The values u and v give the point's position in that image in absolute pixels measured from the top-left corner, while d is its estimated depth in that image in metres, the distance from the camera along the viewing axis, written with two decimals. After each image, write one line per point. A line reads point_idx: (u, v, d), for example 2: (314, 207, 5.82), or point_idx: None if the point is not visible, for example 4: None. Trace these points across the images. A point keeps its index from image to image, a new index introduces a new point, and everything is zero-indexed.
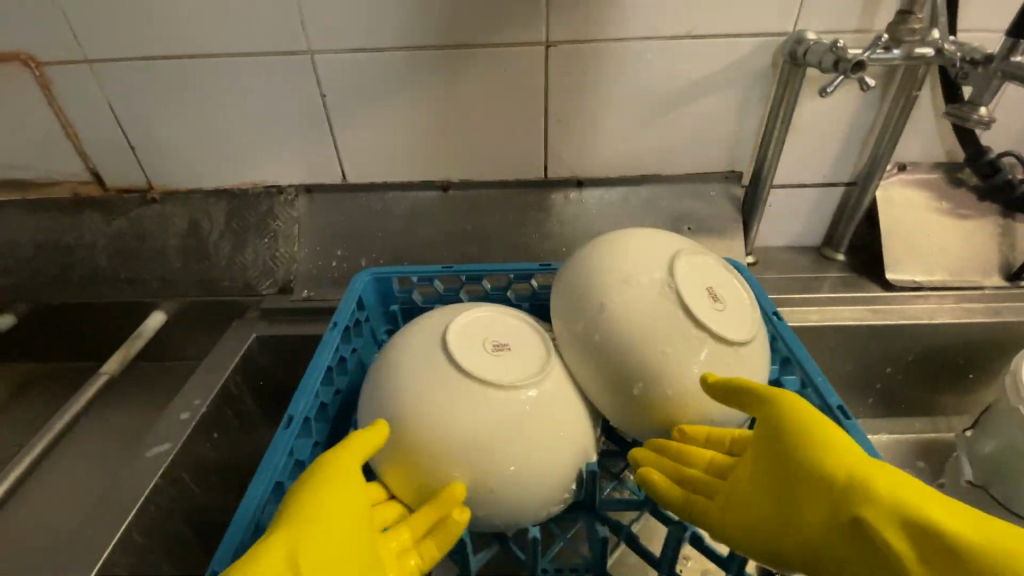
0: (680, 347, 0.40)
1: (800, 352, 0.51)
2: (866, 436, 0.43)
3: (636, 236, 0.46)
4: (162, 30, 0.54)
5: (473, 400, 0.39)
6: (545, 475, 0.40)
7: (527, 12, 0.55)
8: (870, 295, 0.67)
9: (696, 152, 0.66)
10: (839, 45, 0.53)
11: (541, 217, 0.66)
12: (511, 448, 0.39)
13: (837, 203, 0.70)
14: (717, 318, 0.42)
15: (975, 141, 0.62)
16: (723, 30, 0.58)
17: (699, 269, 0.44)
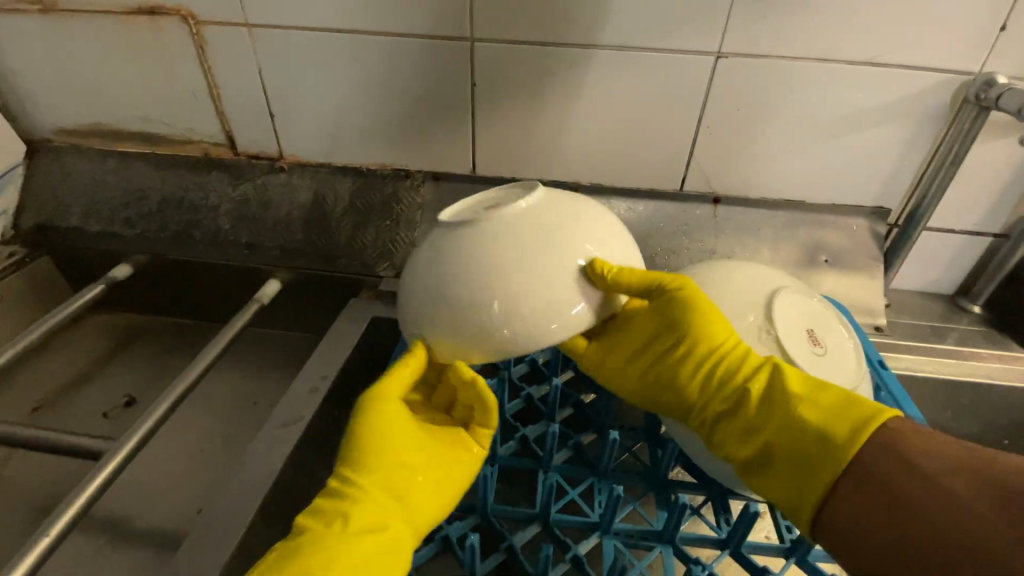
0: None
1: (909, 407, 0.46)
2: None
3: (734, 271, 0.47)
4: (321, 7, 0.59)
5: (535, 267, 0.38)
6: (536, 274, 0.38)
7: (697, 22, 0.55)
8: (1012, 354, 0.62)
9: (839, 185, 0.63)
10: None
11: (665, 227, 0.65)
12: (497, 242, 0.38)
13: (981, 254, 0.65)
14: (820, 360, 0.42)
15: None
16: (896, 59, 0.54)
17: (810, 310, 0.44)
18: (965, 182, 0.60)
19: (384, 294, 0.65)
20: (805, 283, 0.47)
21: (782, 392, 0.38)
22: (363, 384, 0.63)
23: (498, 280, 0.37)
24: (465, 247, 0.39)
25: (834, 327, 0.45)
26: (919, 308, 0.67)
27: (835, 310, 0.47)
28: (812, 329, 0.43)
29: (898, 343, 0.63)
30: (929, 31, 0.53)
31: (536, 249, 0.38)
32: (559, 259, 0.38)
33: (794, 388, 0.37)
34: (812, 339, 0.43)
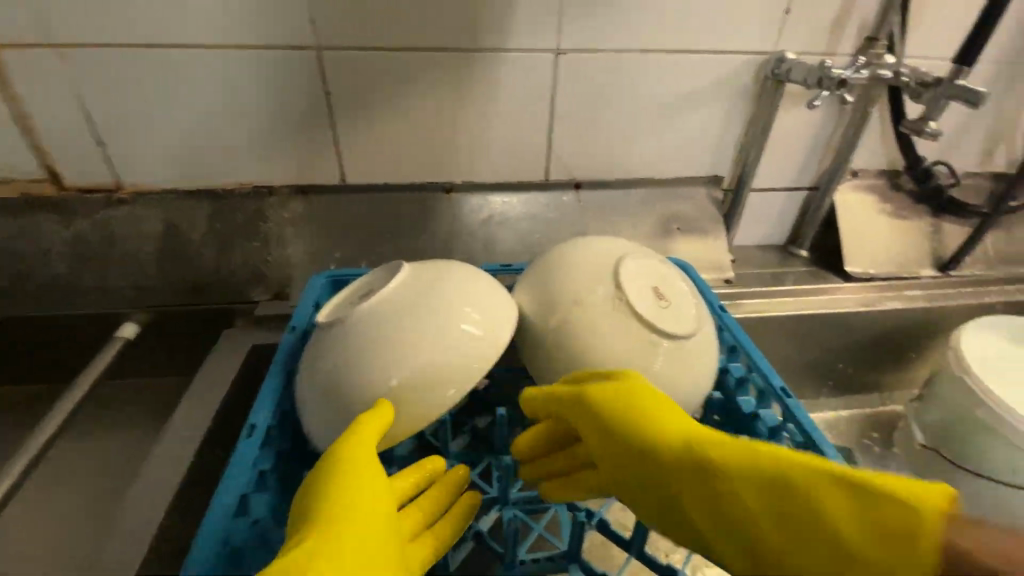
0: (641, 350, 0.46)
1: (744, 340, 0.54)
2: (804, 412, 0.46)
3: (580, 249, 0.51)
4: (142, 22, 0.55)
5: (430, 362, 0.41)
6: (434, 365, 0.41)
7: (534, 20, 0.58)
8: (832, 285, 0.73)
9: (680, 159, 0.70)
10: (823, 66, 0.58)
11: (537, 215, 0.69)
12: (383, 359, 0.41)
13: (798, 207, 0.76)
14: (665, 311, 0.47)
15: (915, 152, 0.70)
16: (708, 46, 0.62)
17: (650, 270, 0.50)
18: (778, 147, 0.70)
19: (262, 320, 0.62)
20: (639, 246, 0.53)
21: (786, 503, 0.32)
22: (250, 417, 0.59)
23: (405, 388, 0.41)
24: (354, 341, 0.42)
25: (674, 280, 0.51)
26: (760, 260, 0.78)
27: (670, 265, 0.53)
28: (656, 286, 0.49)
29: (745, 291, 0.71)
30: (728, 19, 0.61)
31: (430, 330, 0.42)
32: (447, 342, 0.42)
33: (795, 493, 0.32)
34: (657, 295, 0.48)
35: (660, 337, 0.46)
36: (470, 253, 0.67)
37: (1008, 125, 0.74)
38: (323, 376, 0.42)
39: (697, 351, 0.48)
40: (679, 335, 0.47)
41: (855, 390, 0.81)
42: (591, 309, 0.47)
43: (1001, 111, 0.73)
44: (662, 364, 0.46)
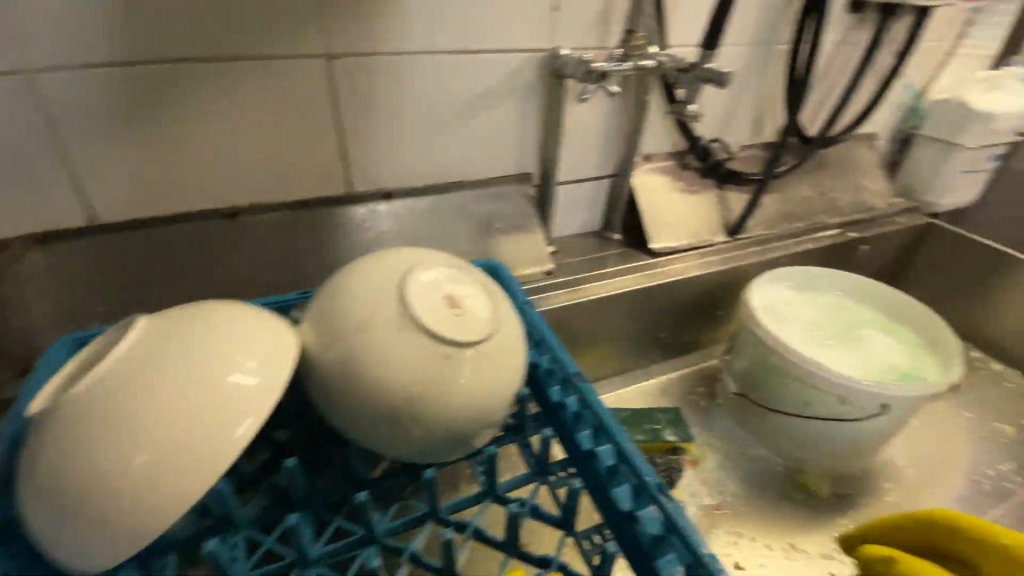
0: (435, 364, 0.45)
1: (547, 334, 0.57)
2: (595, 393, 0.51)
3: (370, 268, 0.49)
4: None
5: (186, 424, 0.36)
6: (191, 426, 0.36)
7: (291, 26, 0.53)
8: (644, 262, 0.79)
9: (487, 159, 0.70)
10: (583, 57, 0.59)
11: (345, 231, 0.65)
12: (123, 432, 0.35)
13: (606, 192, 0.81)
14: (459, 319, 0.47)
15: (692, 134, 0.78)
16: (487, 46, 0.62)
17: (444, 277, 0.49)
18: (575, 138, 0.73)
19: (12, 403, 0.53)
20: (433, 255, 0.52)
21: None
22: None
23: (154, 460, 0.35)
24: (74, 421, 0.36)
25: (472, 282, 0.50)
26: (579, 247, 0.82)
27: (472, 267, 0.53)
28: (451, 294, 0.48)
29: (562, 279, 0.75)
30: (500, 18, 0.60)
31: (184, 385, 0.37)
32: (206, 396, 0.37)
33: None
34: (451, 303, 0.47)
35: (453, 349, 0.45)
36: (275, 282, 0.63)
37: (767, 100, 0.84)
38: (50, 467, 0.35)
39: (497, 352, 0.48)
40: (473, 341, 0.46)
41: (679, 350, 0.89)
42: (379, 333, 0.45)
43: (759, 89, 0.82)
44: (458, 375, 0.46)
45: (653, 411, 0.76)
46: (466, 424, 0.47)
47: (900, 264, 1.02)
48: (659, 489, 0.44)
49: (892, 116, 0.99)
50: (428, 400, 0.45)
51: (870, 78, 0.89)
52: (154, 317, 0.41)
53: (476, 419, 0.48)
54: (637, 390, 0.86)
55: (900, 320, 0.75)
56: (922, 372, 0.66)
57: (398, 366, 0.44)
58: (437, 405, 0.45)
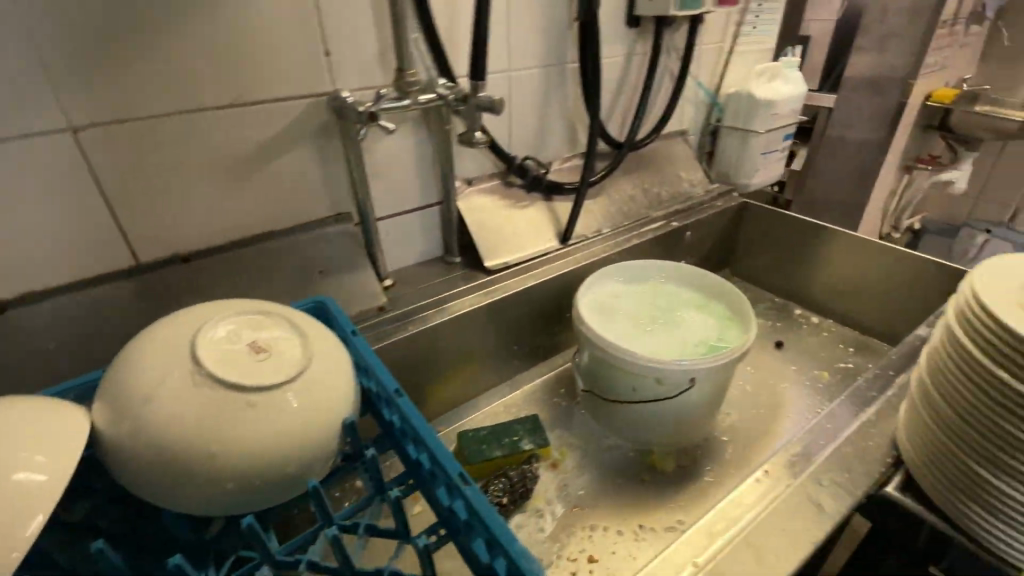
0: (245, 410, 0.44)
1: (371, 358, 0.59)
2: (413, 405, 0.53)
3: (161, 332, 0.48)
4: None
5: None
6: None
7: (21, 99, 0.50)
8: (483, 281, 0.81)
9: (294, 205, 0.70)
10: (351, 100, 0.60)
11: (143, 303, 0.60)
12: None
13: (436, 219, 0.83)
14: (264, 362, 0.47)
15: (506, 154, 0.82)
16: (263, 97, 0.62)
17: (245, 327, 0.50)
18: (388, 172, 0.74)
19: None
20: (237, 307, 0.52)
21: None
22: None
23: None
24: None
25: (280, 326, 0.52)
26: (420, 275, 0.82)
27: (280, 312, 0.54)
28: (254, 341, 0.49)
29: (402, 312, 0.75)
30: (270, 69, 0.61)
31: None
32: None
33: None
34: (255, 349, 0.48)
35: (262, 392, 0.45)
36: (56, 375, 0.55)
37: (572, 113, 0.91)
38: None
39: (312, 386, 0.48)
40: (286, 379, 0.47)
41: (539, 356, 0.93)
42: (170, 396, 0.44)
43: (563, 104, 0.89)
44: (269, 416, 0.45)
45: (511, 423, 0.78)
46: (288, 466, 0.46)
47: (726, 241, 1.13)
48: (462, 479, 0.45)
49: (696, 112, 1.10)
50: (237, 449, 0.44)
51: (665, 81, 0.98)
52: None
53: (301, 458, 0.47)
54: (505, 403, 0.88)
55: (712, 294, 0.83)
56: (728, 340, 0.74)
57: (197, 422, 0.43)
58: (249, 452, 0.44)
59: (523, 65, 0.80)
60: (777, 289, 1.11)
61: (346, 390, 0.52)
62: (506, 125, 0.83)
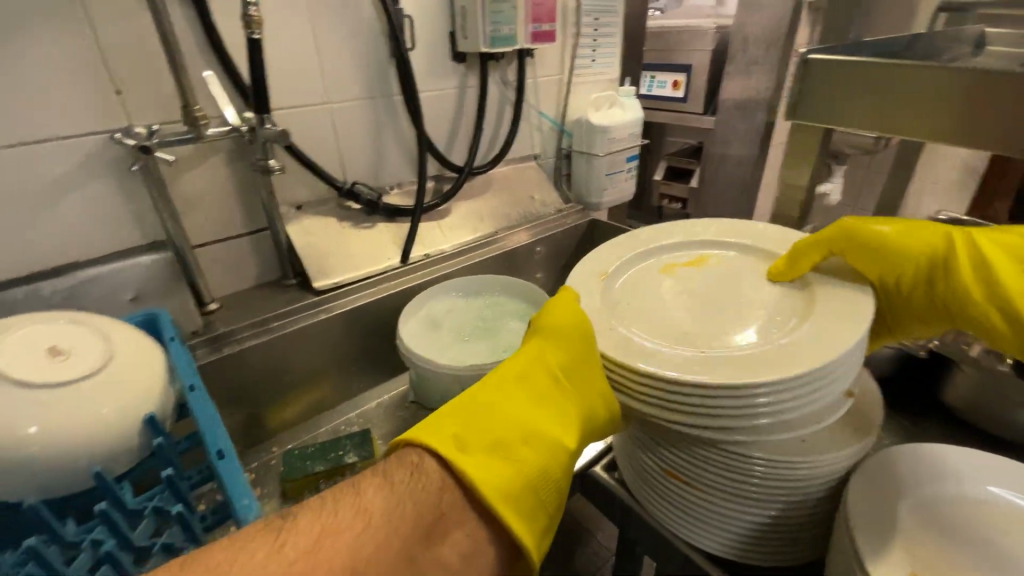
0: (48, 408, 0.48)
1: (179, 359, 0.61)
2: (202, 399, 0.55)
3: None
4: None
5: None
6: None
7: None
8: (313, 301, 0.85)
9: (103, 235, 0.72)
10: (129, 131, 0.65)
11: None
12: None
13: (267, 244, 0.87)
14: (64, 363, 0.51)
15: (333, 181, 0.86)
16: (52, 135, 0.64)
17: (45, 334, 0.52)
18: (205, 201, 0.78)
19: None
20: (39, 317, 0.55)
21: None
22: None
23: None
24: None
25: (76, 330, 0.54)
26: (253, 298, 0.86)
27: (74, 317, 0.56)
28: (53, 346, 0.52)
29: (221, 333, 0.77)
30: (55, 109, 0.64)
31: None
32: None
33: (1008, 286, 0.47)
34: (52, 352, 0.51)
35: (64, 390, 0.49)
36: None
37: (408, 141, 0.96)
38: None
39: (117, 382, 0.52)
40: (88, 377, 0.51)
41: (387, 372, 0.97)
42: None
43: (397, 132, 0.94)
44: (62, 414, 0.48)
45: (341, 438, 0.80)
46: (101, 456, 0.50)
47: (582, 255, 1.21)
48: (217, 456, 0.48)
49: (545, 138, 1.18)
50: (41, 442, 0.46)
51: (504, 110, 1.07)
52: None
53: (114, 449, 0.50)
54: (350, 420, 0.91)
55: (533, 304, 0.90)
56: None
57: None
58: (50, 445, 0.47)
59: (344, 98, 0.85)
60: None
61: (159, 385, 0.56)
62: (336, 154, 0.88)
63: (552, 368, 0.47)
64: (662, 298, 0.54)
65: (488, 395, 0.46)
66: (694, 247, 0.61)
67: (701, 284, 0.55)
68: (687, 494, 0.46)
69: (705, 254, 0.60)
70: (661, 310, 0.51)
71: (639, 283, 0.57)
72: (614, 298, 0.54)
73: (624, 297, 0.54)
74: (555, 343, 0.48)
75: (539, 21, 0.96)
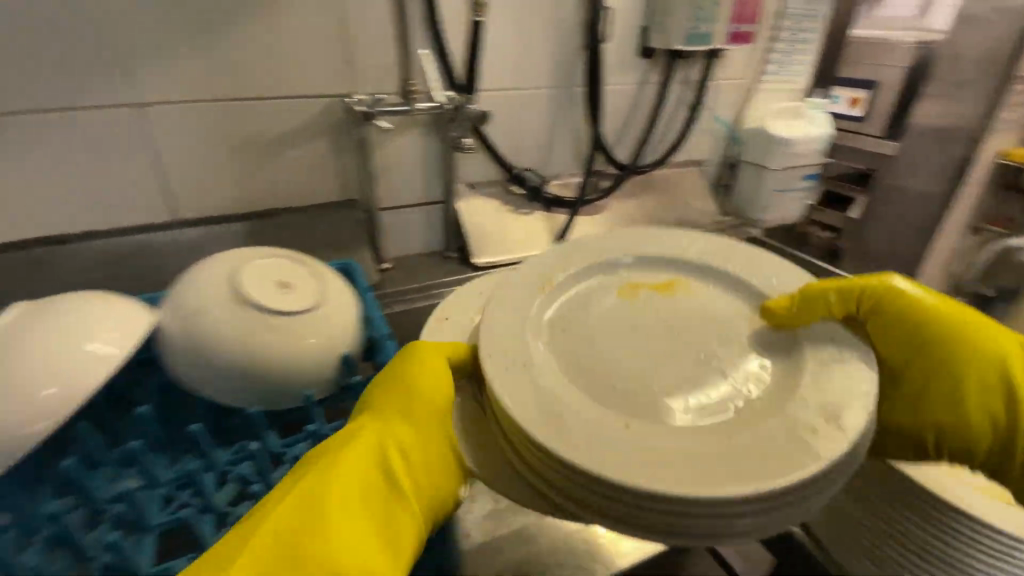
0: (276, 333, 0.54)
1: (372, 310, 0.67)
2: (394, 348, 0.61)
3: (209, 266, 0.57)
4: None
5: (67, 366, 0.46)
6: (78, 372, 0.46)
7: (109, 80, 0.65)
8: (471, 276, 0.88)
9: (313, 188, 0.80)
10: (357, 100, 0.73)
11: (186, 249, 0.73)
12: (17, 383, 0.44)
13: (439, 217, 0.92)
14: (289, 295, 0.57)
15: (508, 164, 0.90)
16: (295, 94, 0.74)
17: (275, 266, 0.60)
18: (396, 168, 0.85)
19: None
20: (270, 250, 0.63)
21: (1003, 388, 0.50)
22: None
23: (58, 392, 0.45)
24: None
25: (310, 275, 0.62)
26: (418, 264, 0.92)
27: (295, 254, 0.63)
28: (281, 278, 0.58)
29: (390, 293, 0.84)
30: (302, 70, 0.73)
31: (62, 351, 0.46)
32: (83, 354, 0.47)
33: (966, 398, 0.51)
34: (279, 284, 0.58)
35: (287, 319, 0.55)
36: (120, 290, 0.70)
37: (584, 131, 0.96)
38: None
39: (328, 319, 0.58)
40: (306, 310, 0.57)
41: None
42: (215, 314, 0.53)
43: (575, 122, 0.94)
44: (287, 340, 0.55)
45: None
46: (310, 381, 0.56)
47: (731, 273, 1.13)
48: None
49: (714, 143, 1.12)
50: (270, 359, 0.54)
51: (680, 111, 1.02)
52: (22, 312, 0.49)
53: (320, 378, 0.57)
54: None
55: None
56: None
57: (241, 336, 0.53)
58: (278, 364, 0.54)
59: (534, 85, 0.88)
60: None
61: (357, 329, 0.62)
62: (514, 139, 0.91)
63: (386, 451, 0.39)
64: (618, 325, 0.47)
65: (339, 487, 0.35)
66: (667, 272, 0.52)
67: (663, 314, 0.48)
68: (899, 555, 0.52)
69: (670, 281, 0.51)
70: (610, 339, 0.45)
71: (622, 298, 0.48)
72: (554, 314, 0.47)
73: (558, 321, 0.46)
74: (413, 412, 0.41)
75: (741, 22, 0.92)
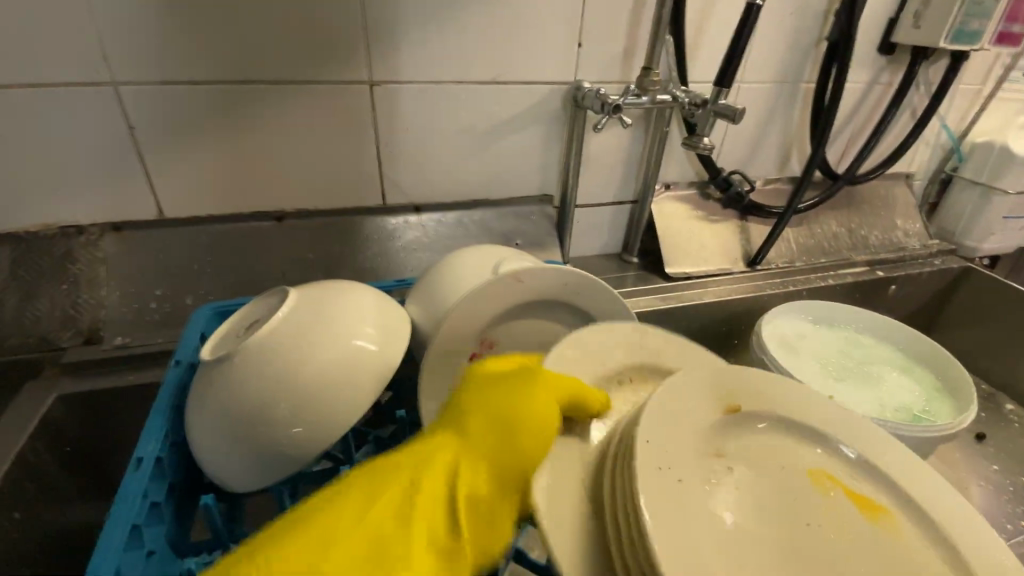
0: None
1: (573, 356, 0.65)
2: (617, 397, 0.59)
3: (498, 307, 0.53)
4: None
5: (339, 365, 0.43)
6: (347, 372, 0.43)
7: (346, 55, 0.62)
8: (661, 286, 0.81)
9: (511, 180, 0.77)
10: (601, 92, 0.65)
11: (394, 236, 0.73)
12: (295, 379, 0.42)
13: (627, 217, 0.85)
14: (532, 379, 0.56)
15: (714, 166, 0.81)
16: (516, 79, 0.69)
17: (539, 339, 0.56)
18: (596, 164, 0.78)
19: (96, 389, 0.59)
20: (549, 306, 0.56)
21: None
22: (44, 467, 0.56)
23: (332, 391, 0.43)
24: (217, 366, 0.44)
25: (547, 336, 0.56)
26: (598, 266, 0.86)
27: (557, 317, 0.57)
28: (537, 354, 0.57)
29: None
30: (528, 55, 0.68)
31: (331, 346, 0.44)
32: (346, 351, 0.44)
33: None
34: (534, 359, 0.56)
35: None
36: (334, 273, 0.70)
37: (795, 133, 0.86)
38: (228, 408, 0.42)
39: None
40: None
41: None
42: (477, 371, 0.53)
43: (786, 123, 0.85)
44: None
45: None
46: None
47: (932, 307, 0.98)
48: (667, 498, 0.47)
49: (930, 155, 0.97)
50: None
51: (904, 118, 0.89)
52: (297, 292, 0.47)
53: None
54: None
55: (917, 358, 0.76)
56: (935, 414, 0.68)
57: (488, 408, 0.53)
58: None
59: (756, 79, 0.78)
60: (988, 376, 0.93)
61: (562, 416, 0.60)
62: (719, 138, 0.83)
63: (452, 490, 0.30)
64: (757, 514, 0.39)
65: (362, 493, 0.29)
66: (859, 482, 0.44)
67: (847, 542, 0.40)
68: None
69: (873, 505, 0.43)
70: (756, 521, 0.38)
71: (757, 459, 0.43)
72: (726, 485, 0.40)
73: (741, 484, 0.41)
74: (535, 402, 0.35)
75: (1016, 19, 0.77)
